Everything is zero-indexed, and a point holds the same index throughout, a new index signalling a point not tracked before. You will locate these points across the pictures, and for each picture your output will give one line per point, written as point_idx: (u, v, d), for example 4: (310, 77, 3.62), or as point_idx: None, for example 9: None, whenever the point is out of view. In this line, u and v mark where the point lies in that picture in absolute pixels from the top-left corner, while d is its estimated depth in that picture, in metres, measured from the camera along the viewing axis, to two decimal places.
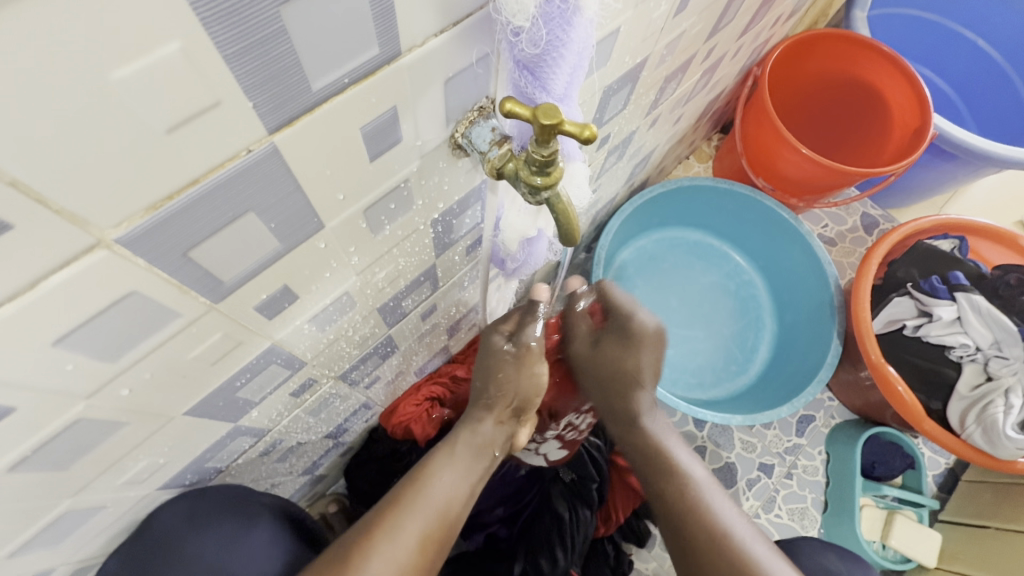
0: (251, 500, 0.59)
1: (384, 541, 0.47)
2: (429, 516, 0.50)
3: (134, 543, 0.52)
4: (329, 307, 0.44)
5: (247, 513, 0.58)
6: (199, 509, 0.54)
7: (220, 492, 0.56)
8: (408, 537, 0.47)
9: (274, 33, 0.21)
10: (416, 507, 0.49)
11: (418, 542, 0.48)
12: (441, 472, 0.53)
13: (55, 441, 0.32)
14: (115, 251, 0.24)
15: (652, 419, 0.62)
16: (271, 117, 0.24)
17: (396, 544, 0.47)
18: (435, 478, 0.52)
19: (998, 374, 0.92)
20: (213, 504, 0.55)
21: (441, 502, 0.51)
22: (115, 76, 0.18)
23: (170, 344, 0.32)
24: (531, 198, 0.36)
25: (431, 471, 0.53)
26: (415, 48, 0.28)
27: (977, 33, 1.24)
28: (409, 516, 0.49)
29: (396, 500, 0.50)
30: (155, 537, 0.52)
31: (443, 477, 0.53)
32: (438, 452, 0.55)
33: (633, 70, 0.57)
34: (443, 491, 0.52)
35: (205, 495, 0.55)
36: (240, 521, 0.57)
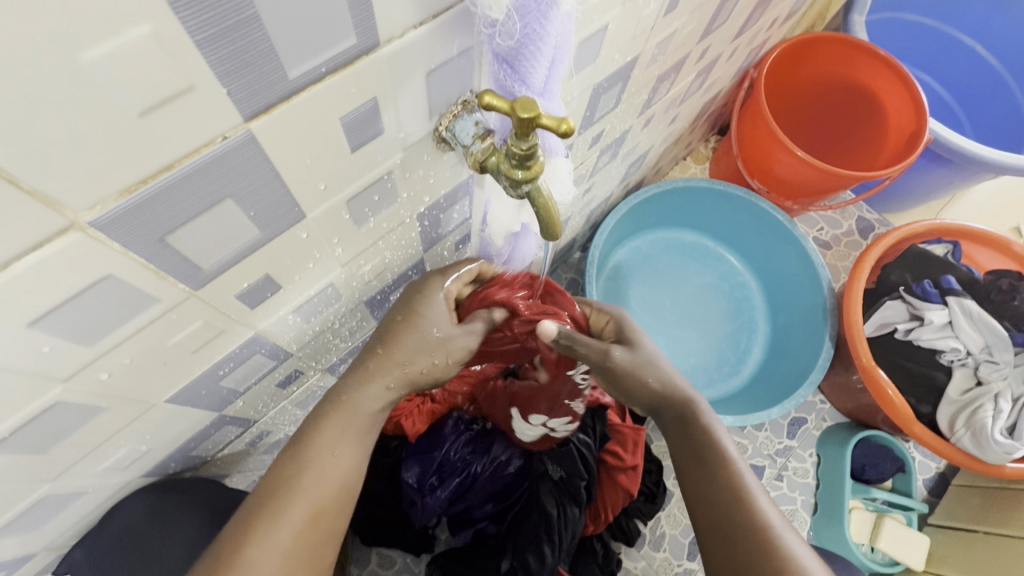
0: (223, 494, 0.58)
1: (264, 529, 0.42)
2: (314, 497, 0.44)
3: (99, 532, 0.50)
4: (313, 298, 0.45)
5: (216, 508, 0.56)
6: (169, 498, 0.53)
7: (189, 482, 0.55)
8: (291, 524, 0.42)
9: (247, 20, 0.22)
10: (298, 491, 0.43)
11: (305, 523, 0.43)
12: (331, 442, 0.45)
13: (31, 425, 0.32)
14: (90, 235, 0.24)
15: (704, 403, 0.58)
16: (246, 104, 0.25)
17: (277, 533, 0.42)
18: (322, 450, 0.44)
19: (988, 379, 0.93)
20: (185, 496, 0.54)
21: (333, 477, 0.45)
22: (85, 58, 0.19)
23: (149, 330, 0.33)
24: (512, 191, 0.36)
25: (316, 440, 0.45)
26: (395, 39, 0.28)
27: (975, 39, 1.25)
28: (287, 507, 0.43)
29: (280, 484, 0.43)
30: (120, 527, 0.50)
31: (324, 456, 0.44)
32: (322, 421, 0.45)
33: (624, 68, 0.57)
34: (329, 469, 0.44)
35: (175, 486, 0.54)
36: (204, 517, 0.55)
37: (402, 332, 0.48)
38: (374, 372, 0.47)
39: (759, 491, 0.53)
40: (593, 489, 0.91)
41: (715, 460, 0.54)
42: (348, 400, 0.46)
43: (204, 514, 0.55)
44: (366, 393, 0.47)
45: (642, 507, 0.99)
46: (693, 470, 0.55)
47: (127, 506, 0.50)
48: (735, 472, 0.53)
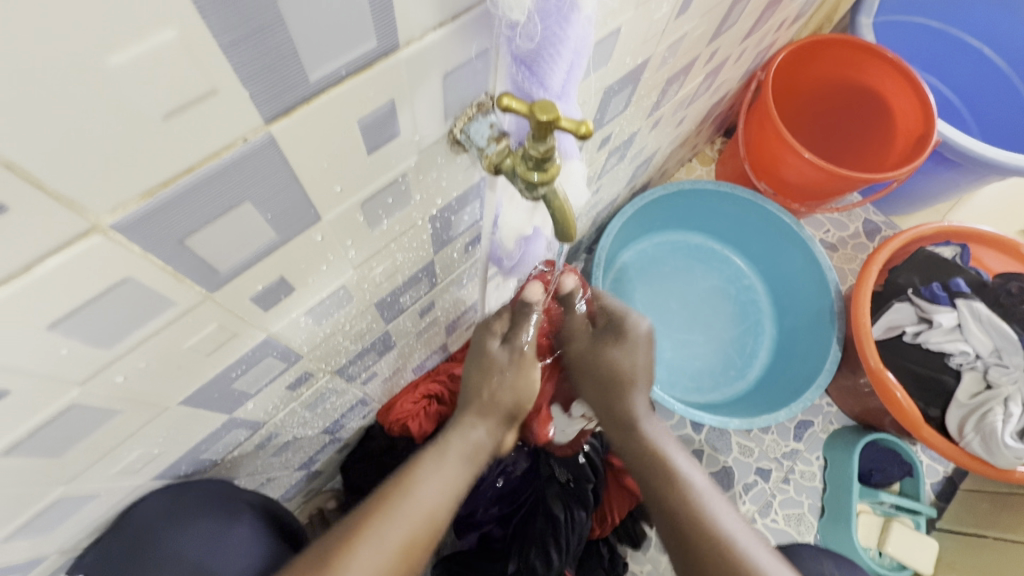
0: (237, 494, 0.58)
1: (365, 546, 0.46)
2: (416, 520, 0.49)
3: (113, 533, 0.50)
4: (326, 301, 0.45)
5: (232, 508, 0.57)
6: (185, 500, 0.53)
7: (210, 485, 0.56)
8: (389, 544, 0.47)
9: (270, 22, 0.21)
10: (401, 514, 0.49)
11: (400, 550, 0.47)
12: (429, 477, 0.52)
13: (47, 428, 0.32)
14: (110, 237, 0.24)
15: (648, 422, 0.62)
16: (267, 107, 0.25)
17: (379, 550, 0.46)
18: (422, 484, 0.52)
19: (998, 383, 0.91)
20: (203, 497, 0.54)
21: (425, 511, 0.50)
22: (110, 61, 0.19)
23: (165, 332, 0.32)
24: (527, 194, 0.36)
25: (417, 476, 0.52)
26: (414, 41, 0.28)
27: (982, 40, 1.24)
28: (389, 524, 0.48)
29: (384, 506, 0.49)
30: (134, 529, 0.50)
31: (427, 486, 0.52)
32: (426, 457, 0.54)
33: (635, 70, 0.57)
34: (431, 497, 0.51)
35: (192, 487, 0.54)
36: (222, 518, 0.56)
37: (484, 377, 0.60)
38: (469, 420, 0.58)
39: (713, 497, 0.55)
40: (599, 492, 0.91)
41: (664, 477, 0.57)
42: (449, 441, 0.56)
43: (222, 516, 0.56)
44: (470, 431, 0.58)
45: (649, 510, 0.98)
46: (652, 477, 0.58)
47: (142, 506, 0.51)
48: (685, 479, 0.56)
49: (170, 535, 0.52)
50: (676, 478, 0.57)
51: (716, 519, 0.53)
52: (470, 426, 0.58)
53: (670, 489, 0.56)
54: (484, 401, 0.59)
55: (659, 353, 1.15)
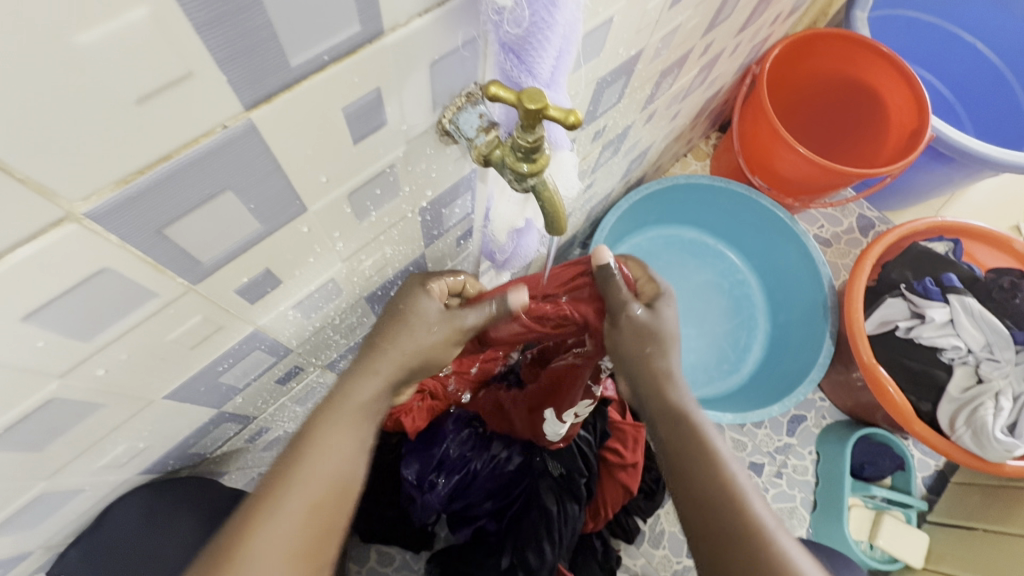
0: (220, 493, 0.57)
1: (261, 528, 0.39)
2: (315, 485, 0.41)
3: (91, 533, 0.49)
4: (314, 294, 0.44)
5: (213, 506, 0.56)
6: (165, 498, 0.52)
7: (186, 484, 0.55)
8: (289, 519, 0.40)
9: (247, 5, 0.21)
10: (296, 482, 0.41)
11: (304, 521, 0.40)
12: (327, 435, 0.43)
13: (27, 421, 0.32)
14: (85, 226, 0.23)
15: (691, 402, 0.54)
16: (247, 93, 0.24)
17: (278, 528, 0.39)
18: (316, 444, 0.42)
19: (989, 377, 0.92)
20: (179, 497, 0.53)
21: (329, 472, 0.42)
22: (79, 41, 0.18)
23: (146, 325, 0.32)
24: (517, 185, 0.36)
25: (311, 435, 0.43)
26: (399, 27, 0.28)
27: (976, 37, 1.24)
28: (287, 495, 0.40)
29: (276, 478, 0.41)
30: (112, 531, 0.50)
31: (320, 444, 0.42)
32: (320, 412, 0.44)
33: (628, 62, 0.57)
34: (330, 456, 0.42)
35: (170, 486, 0.53)
36: (200, 517, 0.55)
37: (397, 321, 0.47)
38: (365, 367, 0.46)
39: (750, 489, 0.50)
40: (592, 485, 0.91)
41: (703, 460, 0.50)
42: (346, 393, 0.45)
43: (199, 514, 0.55)
44: (369, 381, 0.46)
45: (642, 504, 0.99)
46: (683, 468, 0.51)
47: (118, 508, 0.49)
48: (727, 474, 0.50)
49: (148, 535, 0.51)
50: (714, 465, 0.50)
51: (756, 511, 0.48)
52: (370, 375, 0.46)
53: (704, 473, 0.50)
54: (395, 345, 0.47)
55: None
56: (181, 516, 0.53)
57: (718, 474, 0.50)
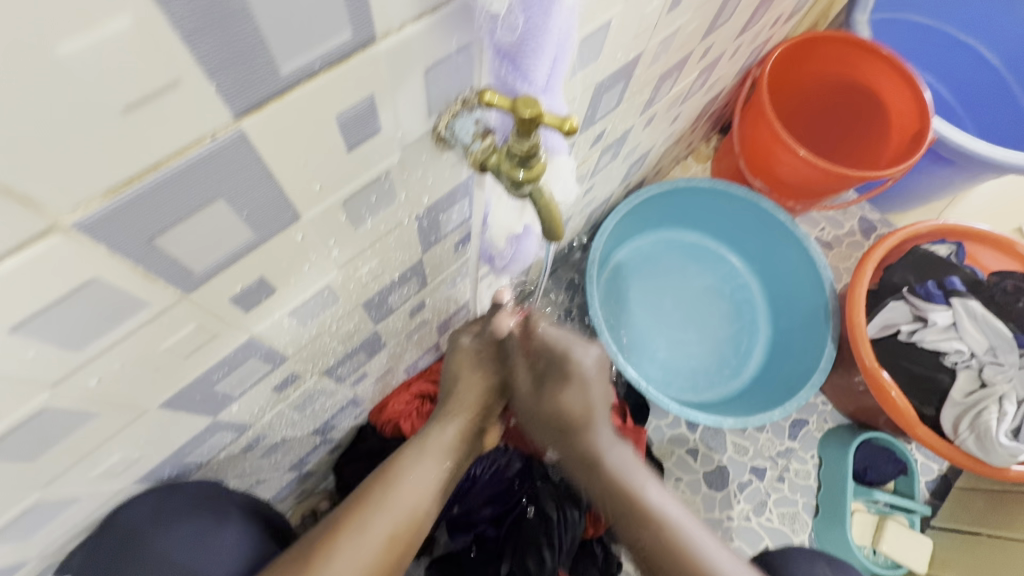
0: (226, 497, 0.57)
1: (349, 541, 0.49)
2: (397, 517, 0.51)
3: (96, 539, 0.49)
4: (310, 301, 0.44)
5: (219, 510, 0.56)
6: (173, 502, 0.52)
7: (193, 488, 0.54)
8: (373, 538, 0.49)
9: (235, 13, 0.21)
10: (383, 509, 0.51)
11: (384, 542, 0.50)
12: (411, 470, 0.53)
13: (18, 432, 0.31)
14: (73, 236, 0.23)
15: (617, 454, 0.57)
16: (236, 101, 0.24)
17: (360, 545, 0.49)
18: (404, 479, 0.52)
19: (992, 381, 0.92)
20: (189, 500, 0.53)
21: (411, 503, 0.52)
22: (61, 51, 0.18)
23: (139, 334, 0.32)
24: (513, 191, 0.35)
25: (400, 469, 0.53)
26: (391, 34, 0.27)
27: (978, 39, 1.24)
28: (375, 516, 0.50)
29: (367, 502, 0.51)
30: (120, 532, 0.50)
31: (406, 482, 0.52)
32: (408, 450, 0.55)
33: (627, 66, 0.56)
34: (413, 490, 0.52)
35: (178, 490, 0.53)
36: (213, 519, 0.55)
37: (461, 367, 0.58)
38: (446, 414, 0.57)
39: (689, 523, 0.56)
40: (593, 491, 0.90)
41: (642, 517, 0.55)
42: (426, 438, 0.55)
43: (209, 519, 0.55)
44: (444, 432, 0.56)
45: None
46: (627, 527, 0.56)
47: (126, 511, 0.50)
48: (664, 519, 0.55)
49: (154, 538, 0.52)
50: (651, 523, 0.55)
51: (696, 546, 0.54)
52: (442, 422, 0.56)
53: (643, 530, 0.55)
54: (460, 403, 0.57)
55: (654, 352, 1.14)
56: (190, 520, 0.53)
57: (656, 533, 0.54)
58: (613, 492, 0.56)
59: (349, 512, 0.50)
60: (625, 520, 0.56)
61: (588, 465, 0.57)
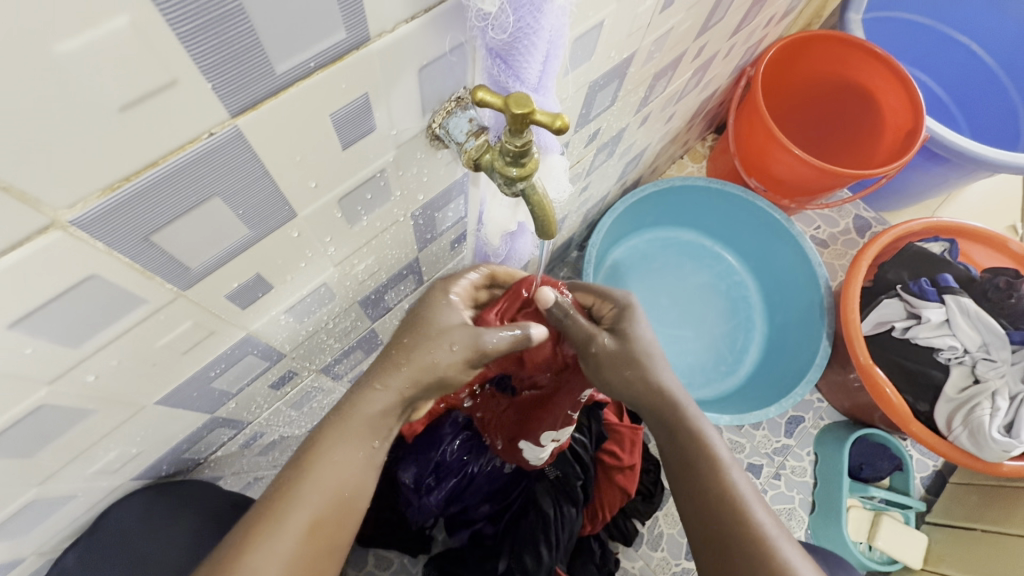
0: (216, 495, 0.58)
1: (263, 537, 0.40)
2: (319, 502, 0.42)
3: (90, 538, 0.49)
4: (307, 298, 0.44)
5: (207, 509, 0.56)
6: (163, 503, 0.52)
7: (184, 488, 0.55)
8: (291, 531, 0.41)
9: (231, 13, 0.21)
10: (303, 497, 0.42)
11: (305, 532, 0.41)
12: (330, 448, 0.43)
13: (16, 427, 0.31)
14: (71, 233, 0.24)
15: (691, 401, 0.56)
16: (232, 100, 0.24)
17: (276, 541, 0.40)
18: (320, 459, 0.43)
19: (985, 377, 0.92)
20: (179, 501, 0.54)
21: (336, 483, 0.43)
22: (59, 50, 0.18)
23: (136, 331, 0.32)
24: (506, 189, 0.36)
25: (315, 449, 0.43)
26: (385, 34, 0.28)
27: (971, 38, 1.24)
28: (293, 505, 0.41)
29: (284, 487, 0.42)
30: (110, 532, 0.49)
31: (329, 465, 0.43)
32: (324, 427, 0.44)
33: (621, 65, 0.57)
34: (334, 471, 0.43)
35: (166, 492, 0.53)
36: (199, 520, 0.55)
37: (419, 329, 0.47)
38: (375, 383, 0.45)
39: (752, 497, 0.52)
40: (588, 488, 0.91)
41: (702, 460, 0.53)
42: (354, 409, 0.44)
43: (195, 520, 0.55)
44: (373, 401, 0.45)
45: (641, 507, 0.99)
46: (685, 467, 0.54)
47: (117, 509, 0.49)
48: (728, 480, 0.53)
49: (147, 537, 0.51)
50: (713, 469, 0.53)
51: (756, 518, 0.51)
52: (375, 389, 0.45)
53: (702, 471, 0.53)
54: (405, 361, 0.45)
55: None
56: (179, 520, 0.54)
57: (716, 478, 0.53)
58: (679, 427, 0.55)
59: (264, 504, 0.42)
60: (680, 464, 0.55)
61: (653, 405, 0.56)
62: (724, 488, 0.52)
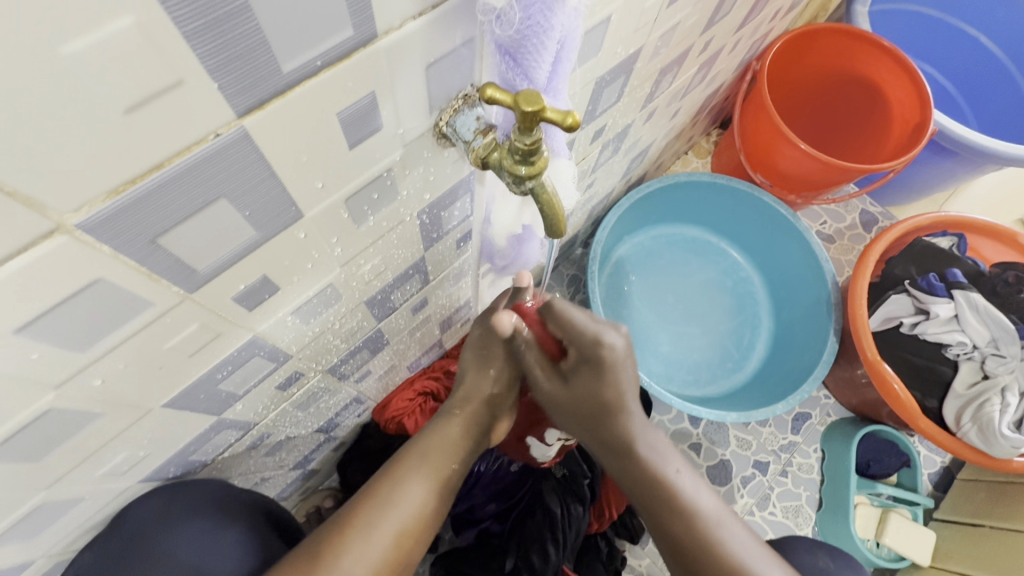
0: (235, 496, 0.58)
1: (358, 538, 0.46)
2: (405, 513, 0.49)
3: (106, 536, 0.50)
4: (313, 299, 0.44)
5: (224, 509, 0.56)
6: (178, 501, 0.52)
7: (199, 488, 0.54)
8: (382, 536, 0.47)
9: (236, 11, 0.21)
10: (391, 507, 0.49)
11: (392, 540, 0.48)
12: (416, 465, 0.52)
13: (23, 432, 0.31)
14: (77, 237, 0.23)
15: (648, 438, 0.57)
16: (238, 99, 0.24)
17: (369, 543, 0.46)
18: (409, 475, 0.51)
19: (994, 373, 0.92)
20: (194, 498, 0.53)
21: (420, 498, 0.50)
22: (64, 51, 0.18)
23: (143, 334, 0.32)
24: (515, 187, 0.35)
25: (404, 467, 0.51)
26: (393, 30, 0.27)
27: (979, 30, 1.23)
28: (383, 514, 0.48)
29: (372, 497, 0.49)
30: (128, 531, 0.50)
31: (416, 480, 0.51)
32: (410, 450, 0.53)
33: (627, 61, 0.56)
34: (421, 486, 0.51)
35: (184, 489, 0.53)
36: (217, 518, 0.55)
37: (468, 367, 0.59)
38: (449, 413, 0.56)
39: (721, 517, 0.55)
40: (596, 486, 0.91)
41: (670, 502, 0.55)
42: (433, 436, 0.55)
43: (214, 517, 0.55)
44: (451, 427, 0.55)
45: None
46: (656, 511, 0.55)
47: (134, 510, 0.50)
48: (696, 515, 0.54)
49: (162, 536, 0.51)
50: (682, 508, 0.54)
51: (726, 543, 0.53)
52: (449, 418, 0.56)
53: (673, 517, 0.54)
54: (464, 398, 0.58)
55: (657, 347, 1.14)
56: (197, 517, 0.53)
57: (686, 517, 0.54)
58: (646, 474, 0.56)
59: (355, 509, 0.48)
60: (651, 505, 0.56)
61: (621, 452, 0.57)
62: (695, 522, 0.54)
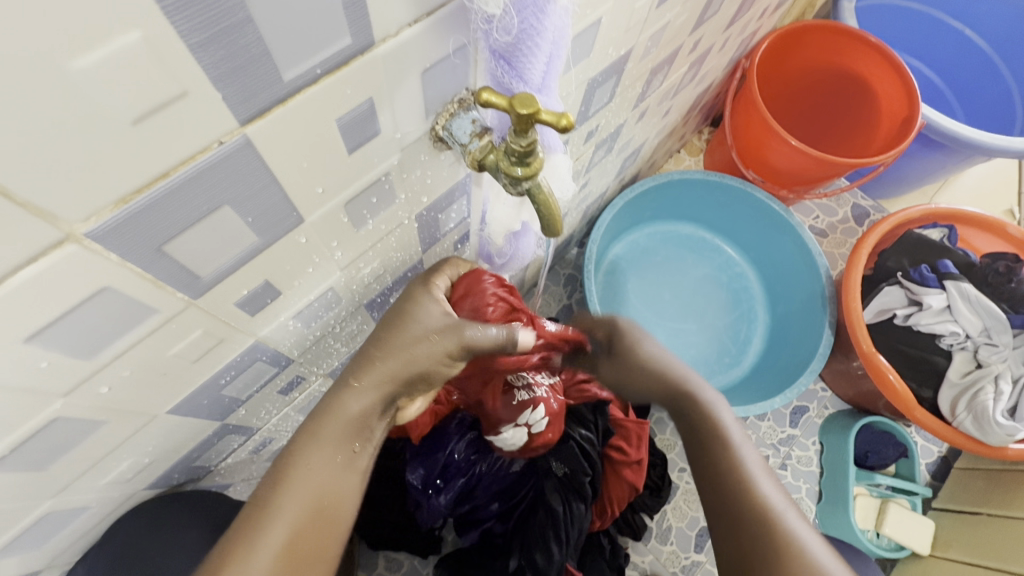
0: (225, 503, 0.57)
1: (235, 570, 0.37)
2: (294, 520, 0.39)
3: (101, 547, 0.49)
4: (314, 303, 0.44)
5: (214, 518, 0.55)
6: (170, 513, 0.52)
7: (192, 497, 0.54)
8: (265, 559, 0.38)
9: (240, 23, 0.21)
10: (276, 517, 0.39)
11: (281, 555, 0.38)
12: (303, 462, 0.40)
13: (31, 441, 0.32)
14: (86, 246, 0.24)
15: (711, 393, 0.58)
16: (242, 109, 0.24)
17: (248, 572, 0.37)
18: (296, 474, 0.40)
19: (988, 362, 0.93)
20: (186, 509, 0.53)
21: (312, 497, 0.40)
22: (75, 66, 0.18)
23: (149, 341, 0.32)
24: (512, 189, 0.36)
25: (289, 465, 0.40)
26: (389, 38, 0.28)
27: (964, 23, 1.25)
28: (266, 530, 0.39)
29: (260, 505, 0.39)
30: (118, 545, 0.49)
31: (303, 479, 0.40)
32: (298, 441, 0.41)
33: (618, 61, 0.57)
34: (311, 484, 0.40)
35: (177, 498, 0.53)
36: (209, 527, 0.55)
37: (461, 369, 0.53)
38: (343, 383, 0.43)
39: (762, 475, 0.52)
40: (598, 483, 0.91)
41: (719, 446, 0.54)
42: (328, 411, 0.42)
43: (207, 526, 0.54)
44: (348, 399, 0.42)
45: (648, 501, 0.99)
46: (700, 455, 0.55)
47: (126, 523, 0.49)
48: (739, 463, 0.53)
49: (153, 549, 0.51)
50: (731, 457, 0.53)
51: (762, 494, 0.51)
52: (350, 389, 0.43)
53: (719, 458, 0.53)
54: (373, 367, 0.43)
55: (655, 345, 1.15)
56: (190, 527, 0.53)
57: (729, 463, 0.53)
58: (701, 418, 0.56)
59: (241, 528, 0.39)
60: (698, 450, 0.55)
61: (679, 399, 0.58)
62: (736, 473, 0.52)
